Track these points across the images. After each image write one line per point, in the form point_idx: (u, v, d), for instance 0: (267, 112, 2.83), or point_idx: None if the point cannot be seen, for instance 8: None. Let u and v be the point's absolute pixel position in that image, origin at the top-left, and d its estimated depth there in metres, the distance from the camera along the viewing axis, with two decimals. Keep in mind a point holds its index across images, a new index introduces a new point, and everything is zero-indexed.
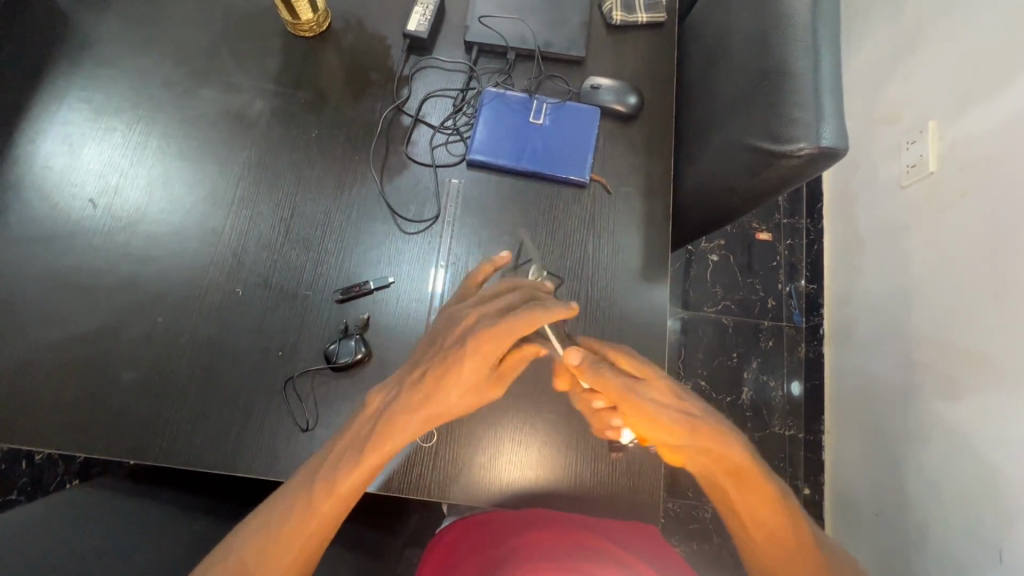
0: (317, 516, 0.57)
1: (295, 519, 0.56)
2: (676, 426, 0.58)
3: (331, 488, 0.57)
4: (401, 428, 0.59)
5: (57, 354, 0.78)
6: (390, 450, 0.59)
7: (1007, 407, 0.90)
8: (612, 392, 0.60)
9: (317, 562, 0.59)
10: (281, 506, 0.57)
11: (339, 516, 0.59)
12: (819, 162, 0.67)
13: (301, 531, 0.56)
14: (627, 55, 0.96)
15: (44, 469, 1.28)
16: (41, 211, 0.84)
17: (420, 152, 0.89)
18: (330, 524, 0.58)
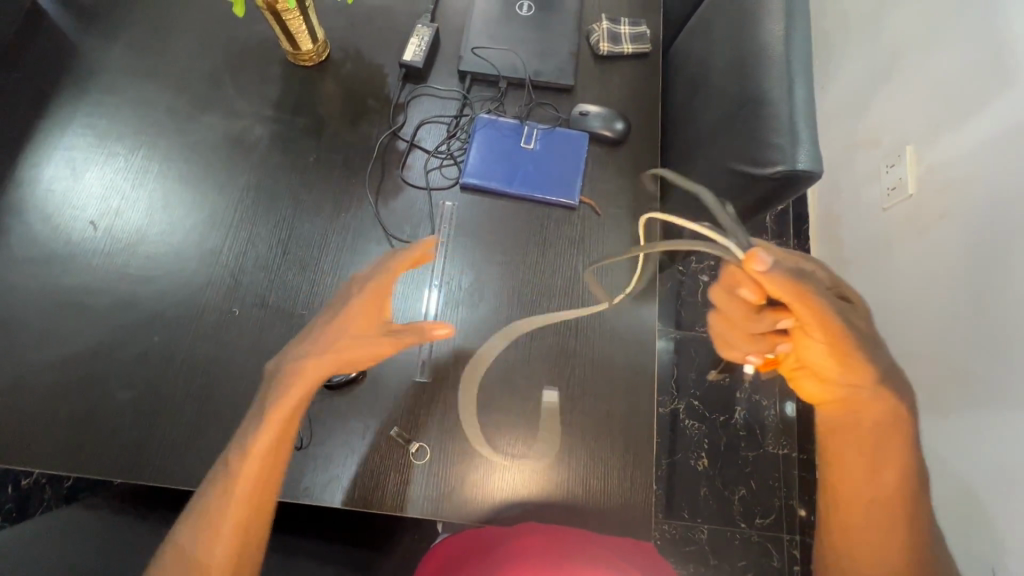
0: (246, 477, 0.60)
1: (228, 483, 0.60)
2: (851, 362, 0.59)
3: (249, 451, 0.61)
4: (286, 385, 0.62)
5: (53, 374, 0.78)
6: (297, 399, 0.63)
7: (996, 423, 0.93)
8: (810, 310, 0.57)
9: (255, 522, 0.62)
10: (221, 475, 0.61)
11: (271, 478, 0.63)
12: (797, 183, 0.70)
13: (241, 494, 0.60)
14: (614, 83, 1.00)
15: (32, 494, 1.26)
16: (43, 233, 0.86)
17: (415, 175, 0.92)
18: (258, 486, 0.61)
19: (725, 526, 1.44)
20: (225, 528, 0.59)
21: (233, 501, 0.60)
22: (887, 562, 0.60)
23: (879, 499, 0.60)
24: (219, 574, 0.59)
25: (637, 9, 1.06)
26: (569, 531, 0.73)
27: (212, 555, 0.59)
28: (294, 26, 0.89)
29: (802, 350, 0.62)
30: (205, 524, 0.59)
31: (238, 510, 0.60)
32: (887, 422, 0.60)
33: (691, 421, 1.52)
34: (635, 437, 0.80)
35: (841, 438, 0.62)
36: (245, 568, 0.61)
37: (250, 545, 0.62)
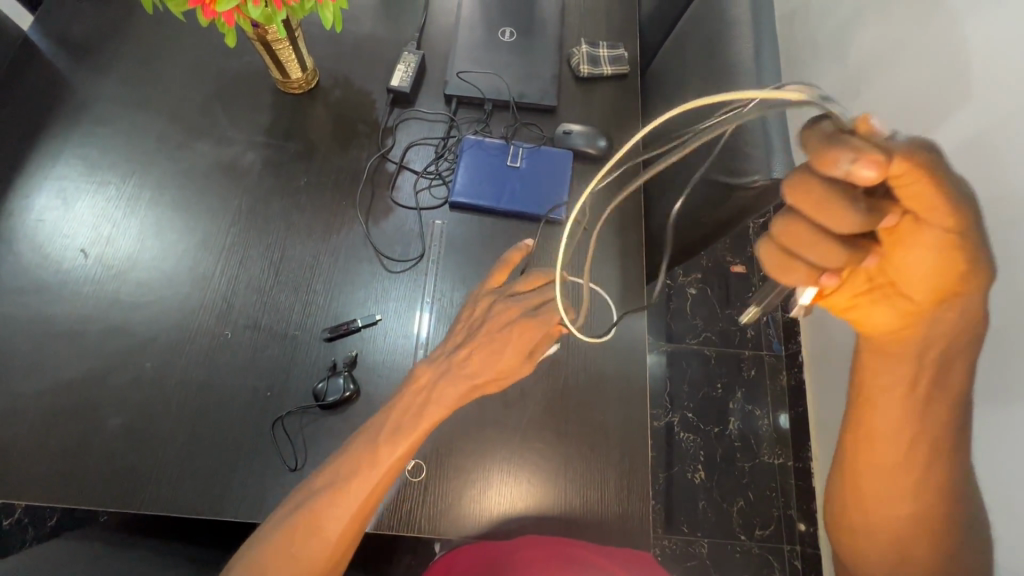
0: (375, 478, 0.64)
1: (358, 482, 0.64)
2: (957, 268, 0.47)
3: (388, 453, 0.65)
4: (441, 380, 0.69)
5: (42, 403, 0.78)
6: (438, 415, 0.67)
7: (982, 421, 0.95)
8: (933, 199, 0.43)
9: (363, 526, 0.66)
10: (347, 468, 0.65)
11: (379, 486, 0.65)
12: (773, 193, 0.73)
13: (355, 494, 0.63)
14: (595, 104, 1.04)
15: (11, 535, 1.22)
16: (33, 262, 0.86)
17: (405, 196, 0.94)
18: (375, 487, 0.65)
19: (725, 539, 1.43)
20: (343, 510, 0.63)
21: (354, 495, 0.63)
22: (906, 498, 0.57)
23: (914, 446, 0.55)
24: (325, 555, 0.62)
25: (614, 34, 1.11)
26: (567, 543, 0.72)
27: (314, 545, 0.62)
28: (284, 55, 0.92)
29: (902, 254, 0.49)
30: (326, 506, 0.63)
31: (352, 506, 0.63)
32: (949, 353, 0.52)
33: (686, 434, 1.52)
34: (630, 446, 0.81)
35: (891, 372, 0.54)
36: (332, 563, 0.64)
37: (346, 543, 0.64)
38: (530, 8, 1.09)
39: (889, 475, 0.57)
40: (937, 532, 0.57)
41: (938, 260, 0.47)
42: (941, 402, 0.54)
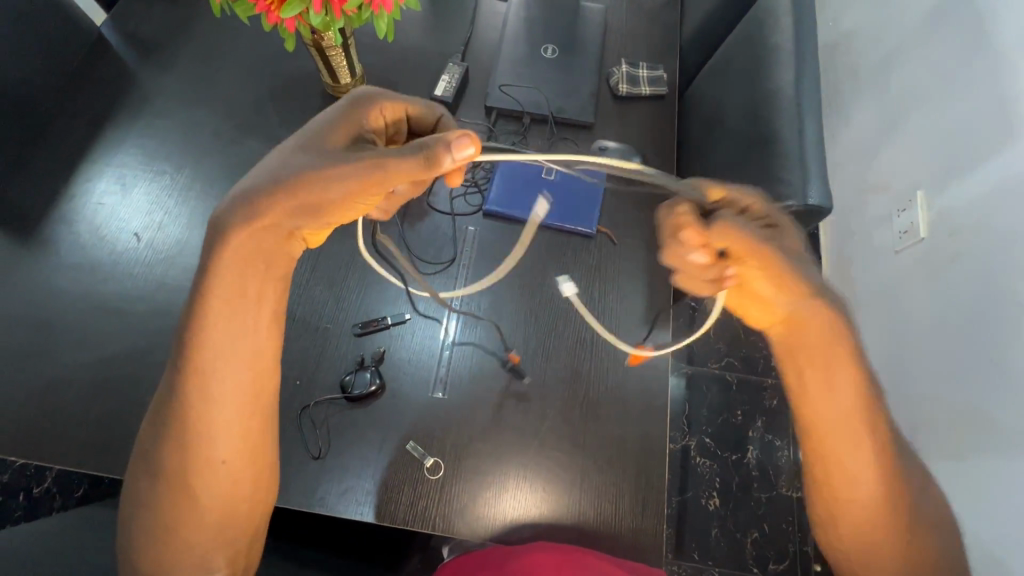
0: (230, 386, 0.57)
1: (201, 404, 0.56)
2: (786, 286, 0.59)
3: (224, 360, 0.56)
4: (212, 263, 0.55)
5: (87, 375, 0.82)
6: (312, 204, 0.58)
7: (1012, 470, 0.94)
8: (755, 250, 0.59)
9: (252, 435, 0.59)
10: (179, 405, 0.56)
11: (258, 389, 0.59)
12: (809, 219, 0.73)
13: (216, 413, 0.57)
14: (631, 122, 1.05)
15: (41, 502, 1.28)
16: (89, 242, 0.91)
17: (440, 201, 0.96)
18: (244, 401, 0.58)
19: (738, 569, 1.40)
20: (221, 437, 0.57)
21: (219, 421, 0.57)
22: (868, 479, 0.55)
23: (864, 438, 0.55)
24: (214, 508, 0.58)
25: (655, 56, 1.13)
26: (581, 550, 0.71)
27: (207, 482, 0.57)
28: (336, 61, 0.96)
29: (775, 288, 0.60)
30: (177, 459, 0.57)
31: (231, 428, 0.58)
32: (832, 348, 0.56)
33: (703, 459, 1.50)
34: (648, 463, 0.81)
35: (808, 359, 0.57)
36: (247, 487, 0.60)
37: (256, 460, 0.60)
38: (574, 27, 1.11)
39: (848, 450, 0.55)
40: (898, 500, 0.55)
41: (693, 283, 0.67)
42: (842, 370, 0.56)
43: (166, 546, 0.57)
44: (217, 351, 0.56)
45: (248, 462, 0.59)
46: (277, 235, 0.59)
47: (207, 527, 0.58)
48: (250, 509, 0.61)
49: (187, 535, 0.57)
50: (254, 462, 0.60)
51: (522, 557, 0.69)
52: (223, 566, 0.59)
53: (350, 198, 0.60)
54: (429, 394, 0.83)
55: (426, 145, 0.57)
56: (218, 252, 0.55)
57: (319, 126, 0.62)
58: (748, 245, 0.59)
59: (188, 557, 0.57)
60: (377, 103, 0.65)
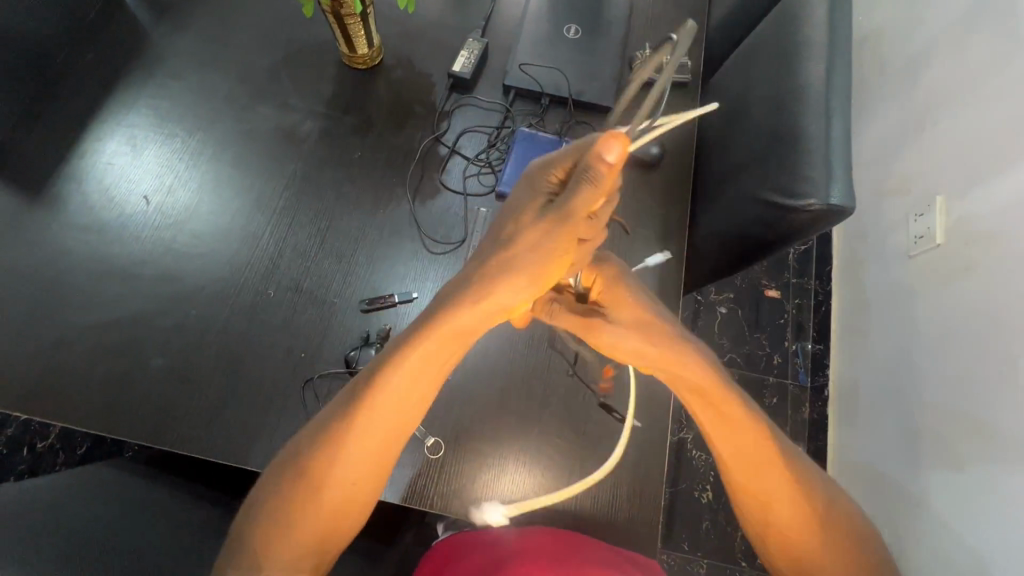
0: (385, 426, 0.62)
1: (358, 433, 0.62)
2: (653, 333, 0.66)
3: (390, 401, 0.61)
4: (404, 340, 0.60)
5: (91, 336, 0.82)
6: (462, 331, 0.59)
7: (1005, 478, 0.97)
8: (634, 315, 0.67)
9: (387, 466, 0.65)
10: (338, 425, 0.62)
11: (399, 436, 0.64)
12: (828, 220, 0.71)
13: (368, 443, 0.62)
14: (651, 110, 1.03)
15: (43, 456, 1.31)
16: (98, 202, 0.90)
17: (453, 180, 0.95)
18: (383, 441, 0.63)
19: (725, 562, 1.41)
20: (352, 462, 0.62)
21: (359, 450, 0.62)
22: (788, 509, 0.67)
23: (775, 465, 0.67)
24: (328, 514, 0.63)
25: None
26: (580, 539, 0.71)
27: (330, 492, 0.63)
28: (353, 30, 0.94)
29: (664, 352, 0.66)
30: (327, 466, 0.62)
31: (364, 464, 0.63)
32: (723, 398, 0.66)
33: (698, 453, 1.51)
34: (646, 455, 0.81)
35: (728, 428, 0.67)
36: (357, 510, 0.65)
37: (369, 486, 0.65)
38: (599, 7, 1.08)
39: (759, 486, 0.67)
40: (815, 528, 0.68)
41: (630, 343, 0.66)
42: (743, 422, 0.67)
43: (276, 539, 0.62)
44: (384, 391, 0.61)
45: (368, 488, 0.64)
46: (473, 325, 0.60)
47: (313, 534, 0.63)
48: (347, 525, 0.65)
49: (292, 535, 0.62)
50: (370, 487, 0.65)
51: (522, 542, 0.69)
52: (309, 570, 0.63)
53: (555, 263, 0.56)
54: None
55: (583, 174, 0.48)
56: (439, 321, 0.59)
57: (502, 223, 0.59)
58: (627, 291, 0.68)
59: (289, 552, 0.62)
60: (549, 166, 0.54)
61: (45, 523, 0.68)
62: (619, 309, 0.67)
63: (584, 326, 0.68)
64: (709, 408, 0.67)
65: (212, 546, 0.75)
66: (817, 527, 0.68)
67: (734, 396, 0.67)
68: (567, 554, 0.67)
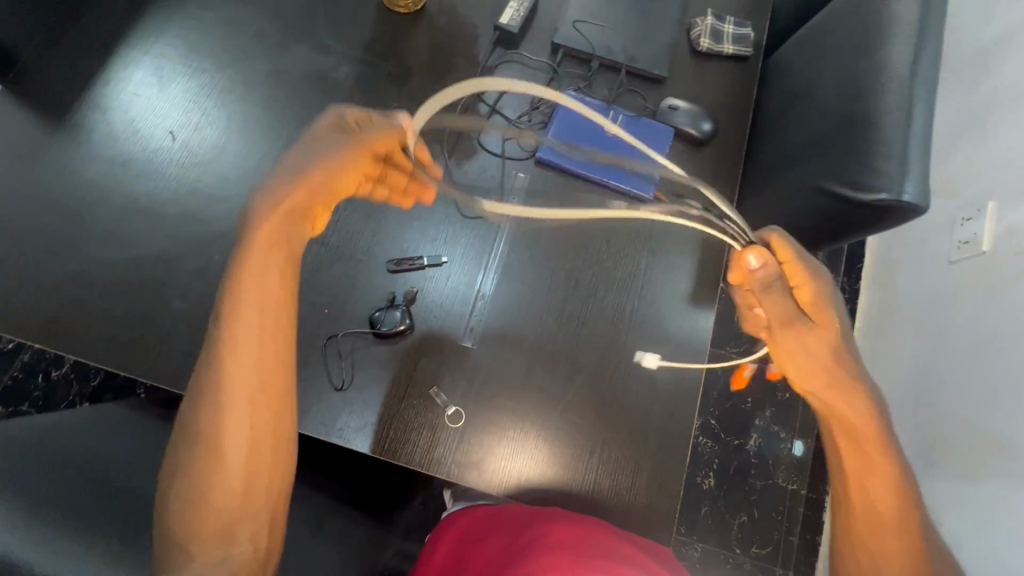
0: (247, 354, 0.58)
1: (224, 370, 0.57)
2: (839, 363, 0.65)
3: (249, 326, 0.58)
4: (244, 262, 0.58)
5: (112, 273, 0.80)
6: (280, 237, 0.60)
7: None
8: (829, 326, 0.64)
9: (280, 403, 0.61)
10: (209, 369, 0.58)
11: (277, 357, 0.60)
12: (900, 216, 0.67)
13: (234, 375, 0.58)
14: (706, 83, 0.97)
15: (58, 386, 1.34)
16: (123, 135, 0.87)
17: (491, 141, 0.90)
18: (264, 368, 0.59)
19: (721, 549, 1.42)
20: (235, 401, 0.58)
21: (236, 382, 0.58)
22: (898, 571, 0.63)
23: (899, 519, 0.64)
24: (236, 471, 0.57)
25: (744, 11, 1.02)
26: (597, 526, 0.70)
27: (230, 451, 0.57)
28: None
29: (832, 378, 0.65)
30: (206, 417, 0.57)
31: (245, 399, 0.58)
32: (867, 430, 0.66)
33: (705, 440, 1.50)
34: (670, 443, 0.79)
35: (859, 457, 0.66)
36: (265, 454, 0.59)
37: (274, 426, 0.60)
38: None
39: (875, 533, 0.65)
40: None
41: (815, 359, 0.65)
42: (878, 461, 0.65)
43: (197, 506, 0.56)
44: (240, 317, 0.58)
45: (267, 422, 0.59)
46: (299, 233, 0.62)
47: (232, 495, 0.57)
48: (271, 481, 0.60)
49: (213, 508, 0.56)
50: (268, 427, 0.60)
51: (539, 525, 0.68)
52: (247, 541, 0.57)
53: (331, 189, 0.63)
54: (458, 341, 0.80)
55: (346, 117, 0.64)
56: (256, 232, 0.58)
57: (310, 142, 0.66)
58: (836, 316, 0.65)
59: (210, 524, 0.56)
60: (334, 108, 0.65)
61: (61, 459, 0.68)
62: (821, 325, 0.64)
63: (787, 321, 0.63)
64: (851, 433, 0.66)
65: None
66: None
67: (880, 431, 0.66)
68: (585, 539, 0.66)
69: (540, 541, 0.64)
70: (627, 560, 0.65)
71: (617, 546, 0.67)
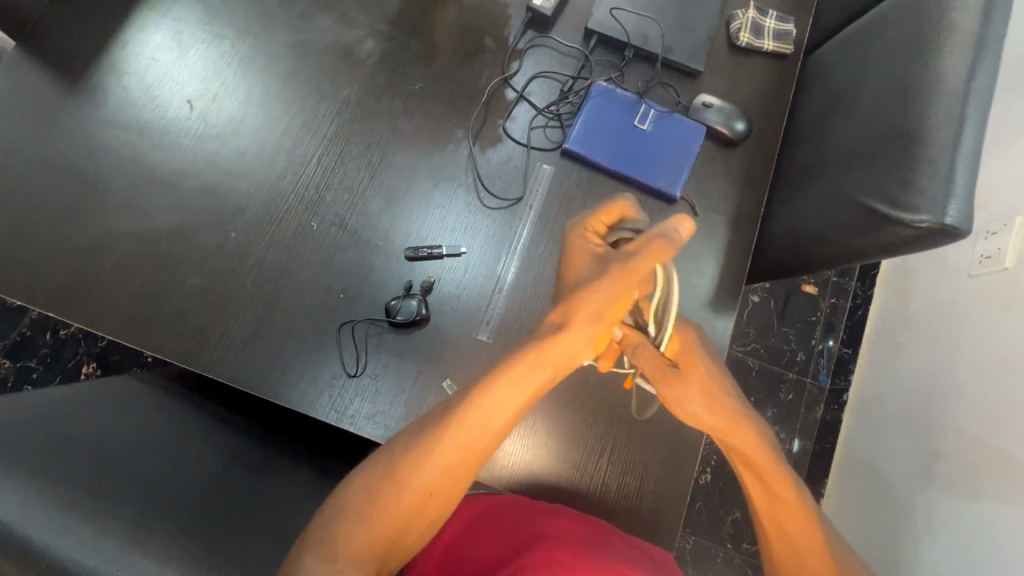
0: (489, 420, 0.65)
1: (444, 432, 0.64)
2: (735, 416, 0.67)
3: (497, 411, 0.65)
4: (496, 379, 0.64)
5: (126, 244, 0.79)
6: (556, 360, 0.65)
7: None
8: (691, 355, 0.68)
9: (460, 477, 0.66)
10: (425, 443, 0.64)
11: (490, 435, 0.66)
12: (937, 239, 0.64)
13: (465, 434, 0.65)
14: (743, 80, 0.93)
15: (65, 345, 1.35)
16: (139, 102, 0.84)
17: (517, 128, 0.87)
18: (446, 471, 0.65)
19: (713, 543, 1.45)
20: (432, 464, 0.64)
21: (434, 466, 0.64)
22: None
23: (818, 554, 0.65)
24: (409, 503, 0.64)
25: (788, 5, 0.97)
26: (601, 527, 0.70)
27: (412, 486, 0.64)
28: None
29: (728, 422, 0.67)
30: (410, 454, 0.65)
31: (438, 464, 0.64)
32: (778, 475, 0.66)
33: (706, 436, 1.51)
34: (680, 449, 0.78)
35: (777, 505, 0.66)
36: (434, 501, 0.65)
37: (436, 503, 0.65)
38: None
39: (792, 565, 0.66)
40: None
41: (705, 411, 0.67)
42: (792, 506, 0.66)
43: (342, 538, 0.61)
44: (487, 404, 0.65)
45: (447, 482, 0.65)
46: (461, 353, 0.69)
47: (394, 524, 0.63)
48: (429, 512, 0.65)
49: (363, 534, 0.62)
50: (434, 502, 0.65)
51: (545, 523, 0.67)
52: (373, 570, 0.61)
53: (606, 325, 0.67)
54: (473, 334, 0.79)
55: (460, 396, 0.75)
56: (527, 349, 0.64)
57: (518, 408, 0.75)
58: (700, 358, 0.69)
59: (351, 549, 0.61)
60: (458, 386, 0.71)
61: (72, 431, 0.68)
62: (687, 369, 0.68)
63: (657, 371, 0.66)
64: (754, 470, 0.66)
65: (235, 474, 0.75)
66: None
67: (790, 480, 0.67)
68: (591, 541, 0.65)
69: (542, 538, 0.64)
70: (629, 561, 0.64)
71: (622, 548, 0.66)
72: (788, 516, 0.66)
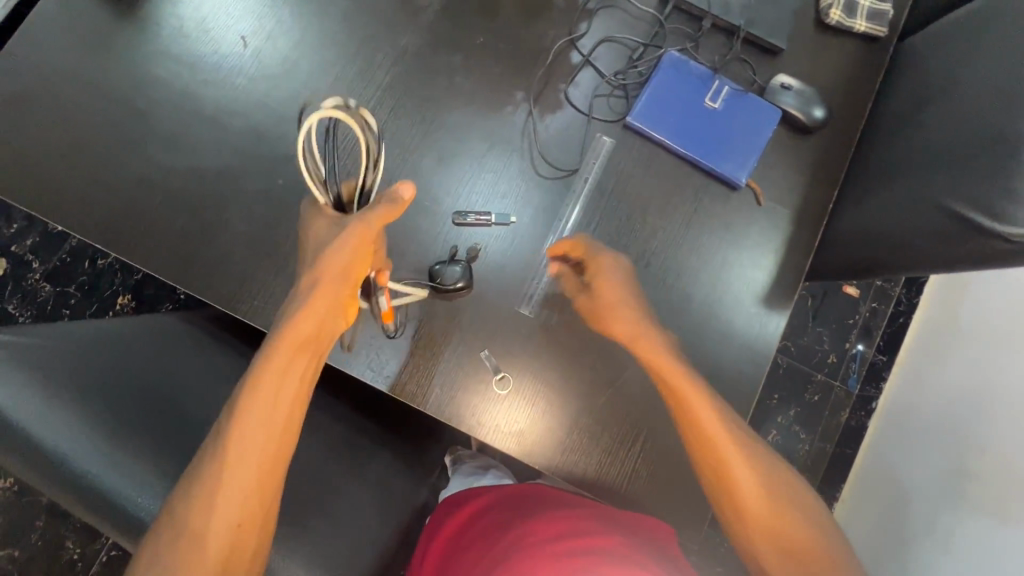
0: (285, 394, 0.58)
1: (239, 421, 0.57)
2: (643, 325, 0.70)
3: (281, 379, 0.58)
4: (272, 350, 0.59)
5: (173, 182, 0.77)
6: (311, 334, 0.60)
7: None
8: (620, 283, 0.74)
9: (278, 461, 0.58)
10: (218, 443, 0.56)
11: (293, 410, 0.60)
12: None
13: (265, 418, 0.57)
14: (827, 63, 0.86)
15: (102, 274, 1.37)
16: (193, 34, 0.81)
17: (579, 95, 0.83)
18: (265, 463, 0.57)
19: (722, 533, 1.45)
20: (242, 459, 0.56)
21: (245, 460, 0.56)
22: (749, 482, 0.65)
23: (736, 443, 0.66)
24: (229, 515, 0.55)
25: None
26: (588, 521, 0.68)
27: (227, 497, 0.55)
28: None
29: (638, 334, 0.70)
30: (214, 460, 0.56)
31: (249, 458, 0.56)
32: (687, 378, 0.67)
33: None
34: None
35: (695, 407, 0.66)
36: (255, 508, 0.56)
37: (257, 514, 0.56)
38: None
39: (719, 462, 0.66)
40: (771, 503, 0.65)
41: (628, 320, 0.71)
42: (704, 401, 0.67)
43: None
44: (273, 379, 0.58)
45: (264, 476, 0.57)
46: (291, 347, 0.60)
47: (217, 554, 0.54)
48: (258, 519, 0.56)
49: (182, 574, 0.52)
50: (260, 501, 0.57)
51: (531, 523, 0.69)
52: None
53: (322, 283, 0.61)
54: (516, 307, 0.77)
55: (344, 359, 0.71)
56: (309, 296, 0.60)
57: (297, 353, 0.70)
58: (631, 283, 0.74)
59: None
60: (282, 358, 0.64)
61: (113, 363, 0.68)
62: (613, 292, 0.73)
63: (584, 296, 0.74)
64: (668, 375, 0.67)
65: None
66: (774, 506, 0.65)
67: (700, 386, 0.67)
68: (573, 543, 0.64)
69: (516, 545, 0.65)
70: (619, 557, 0.62)
71: (612, 545, 0.64)
72: (704, 420, 0.66)
